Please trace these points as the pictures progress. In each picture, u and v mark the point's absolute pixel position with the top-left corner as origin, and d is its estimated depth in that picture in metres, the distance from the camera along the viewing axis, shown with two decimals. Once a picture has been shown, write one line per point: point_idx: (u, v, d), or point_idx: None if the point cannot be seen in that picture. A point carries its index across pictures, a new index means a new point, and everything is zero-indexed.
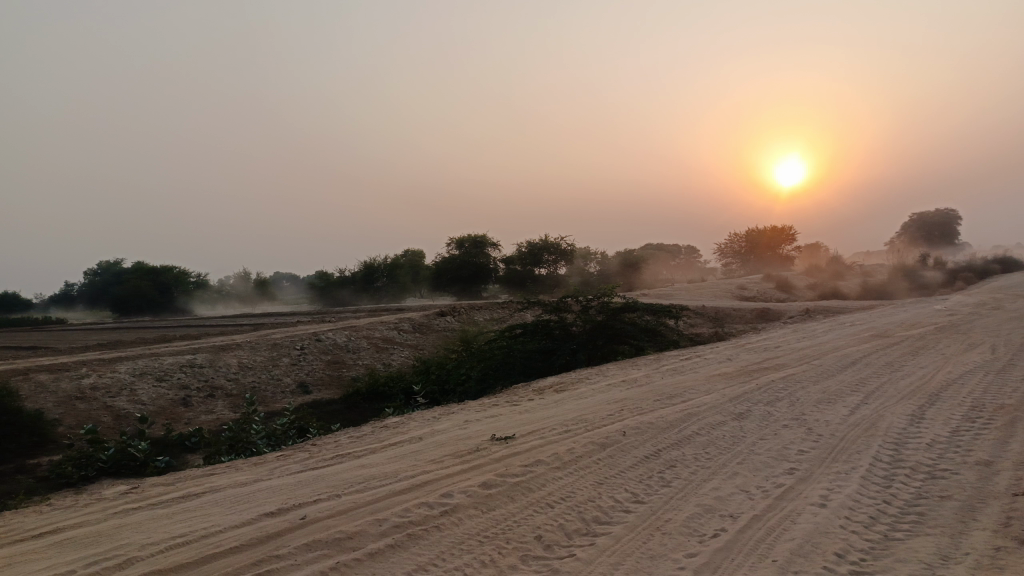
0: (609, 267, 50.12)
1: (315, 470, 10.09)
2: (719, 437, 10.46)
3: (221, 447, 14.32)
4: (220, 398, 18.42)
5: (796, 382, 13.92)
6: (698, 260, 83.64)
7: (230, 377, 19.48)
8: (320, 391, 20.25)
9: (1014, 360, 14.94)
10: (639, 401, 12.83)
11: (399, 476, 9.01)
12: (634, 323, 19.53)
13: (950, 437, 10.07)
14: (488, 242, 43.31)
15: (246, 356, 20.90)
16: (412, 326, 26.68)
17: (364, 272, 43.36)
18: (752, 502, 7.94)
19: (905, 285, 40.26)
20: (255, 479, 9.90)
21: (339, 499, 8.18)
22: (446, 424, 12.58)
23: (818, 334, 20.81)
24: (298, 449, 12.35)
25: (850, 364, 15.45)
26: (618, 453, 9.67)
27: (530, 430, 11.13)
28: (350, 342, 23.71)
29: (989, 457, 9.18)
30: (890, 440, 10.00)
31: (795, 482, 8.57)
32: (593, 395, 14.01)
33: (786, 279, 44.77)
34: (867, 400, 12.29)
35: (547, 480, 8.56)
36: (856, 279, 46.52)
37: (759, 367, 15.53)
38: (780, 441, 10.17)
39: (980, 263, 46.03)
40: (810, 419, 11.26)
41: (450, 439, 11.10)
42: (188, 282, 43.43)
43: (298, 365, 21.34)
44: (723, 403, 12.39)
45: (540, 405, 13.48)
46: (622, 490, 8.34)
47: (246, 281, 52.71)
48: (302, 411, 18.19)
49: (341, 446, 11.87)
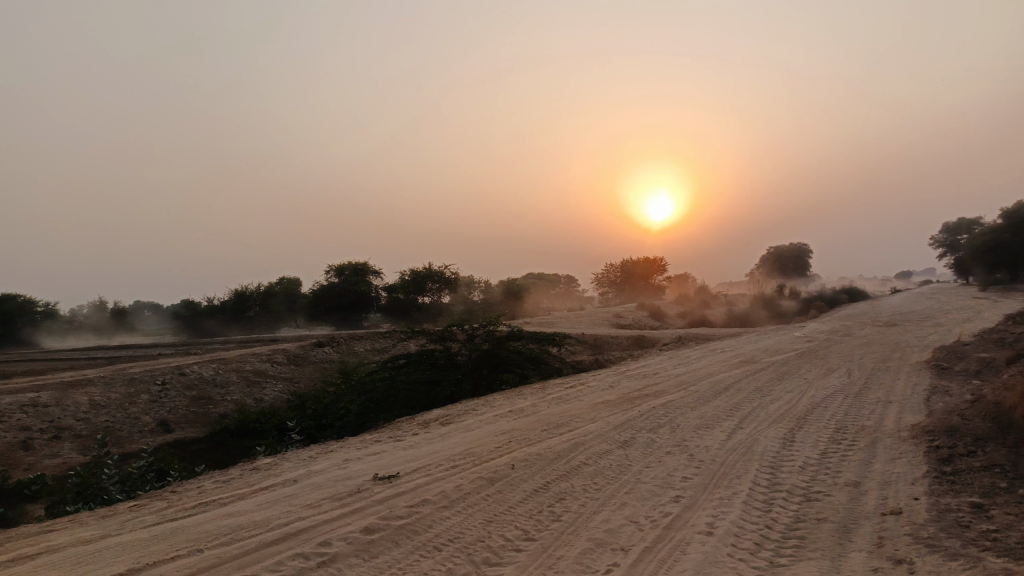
0: (492, 296, 49.67)
1: (175, 521, 8.45)
2: (606, 466, 9.75)
3: (67, 496, 12.26)
4: (67, 441, 15.94)
5: (675, 407, 13.59)
6: (576, 289, 85.17)
7: (80, 418, 16.95)
8: (184, 431, 18.06)
9: (868, 383, 15.42)
10: (527, 431, 12.02)
11: (271, 524, 7.65)
12: (520, 351, 18.83)
13: (820, 459, 9.84)
14: (370, 269, 41.63)
15: (99, 394, 18.32)
16: (287, 357, 24.70)
17: (235, 300, 40.50)
18: (642, 535, 7.23)
19: (766, 314, 42.35)
20: (103, 534, 8.11)
21: (202, 554, 6.76)
22: (325, 464, 11.20)
23: (693, 360, 20.97)
24: (159, 498, 10.54)
25: (724, 388, 15.41)
26: (507, 487, 8.75)
27: (416, 466, 10.03)
28: (219, 375, 21.50)
29: (856, 478, 8.95)
30: (766, 464, 9.63)
31: (681, 510, 7.99)
32: (481, 426, 13.07)
33: (660, 307, 46.01)
34: (742, 424, 12.03)
35: (434, 522, 7.54)
36: (722, 307, 48.55)
37: (640, 393, 15.18)
38: (664, 468, 9.58)
39: (829, 292, 49.34)
40: (691, 444, 10.79)
41: (329, 480, 9.78)
42: (34, 311, 38.61)
43: (160, 402, 18.96)
44: (608, 431, 11.75)
45: (425, 439, 12.37)
46: (512, 527, 7.45)
47: (101, 310, 47.97)
48: (165, 454, 16.11)
49: (205, 492, 10.20)
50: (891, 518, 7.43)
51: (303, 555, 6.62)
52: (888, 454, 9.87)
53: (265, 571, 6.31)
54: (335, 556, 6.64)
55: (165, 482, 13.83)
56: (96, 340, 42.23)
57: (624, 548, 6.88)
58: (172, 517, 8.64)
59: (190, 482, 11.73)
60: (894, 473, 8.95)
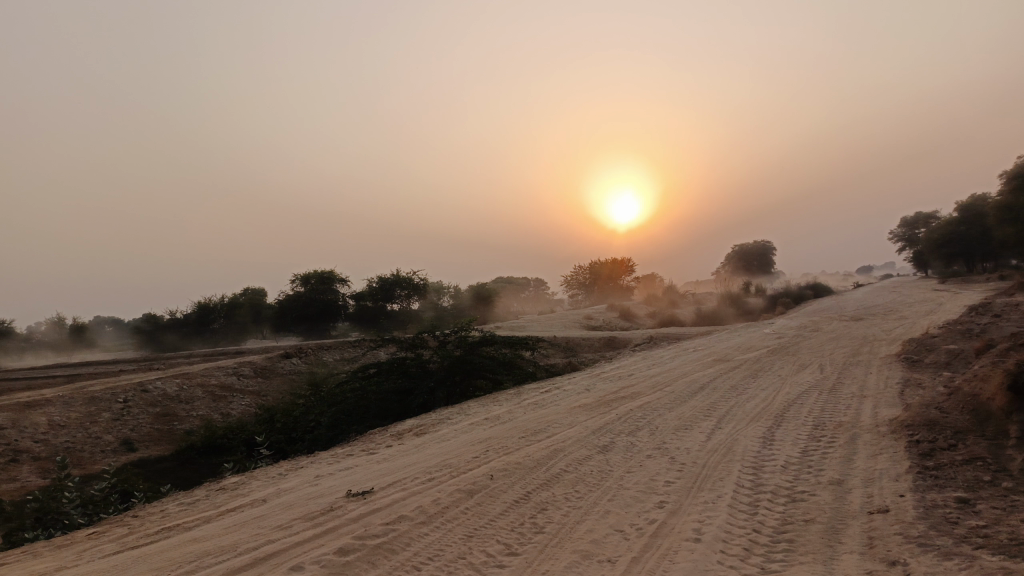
0: (461, 302, 48.58)
1: (136, 549, 7.27)
2: (588, 472, 8.56)
3: (25, 523, 10.99)
4: (25, 463, 14.60)
5: (652, 410, 12.53)
6: (545, 293, 84.41)
7: (38, 439, 15.55)
8: (148, 450, 16.73)
9: (841, 378, 14.50)
10: (504, 440, 10.95)
11: (238, 549, 6.52)
12: (492, 357, 17.77)
13: (803, 456, 8.53)
14: (337, 277, 40.25)
15: (57, 414, 16.89)
16: (254, 370, 23.40)
17: (198, 313, 38.91)
18: (629, 545, 6.15)
19: (734, 311, 41.88)
20: (58, 566, 6.88)
21: None
22: (294, 482, 10.07)
23: (666, 360, 20.09)
24: (119, 523, 9.32)
25: (699, 389, 14.43)
26: (485, 499, 7.64)
27: (390, 481, 8.95)
28: (183, 391, 20.11)
29: (841, 475, 7.66)
30: (749, 463, 8.37)
31: (667, 516, 6.84)
32: (457, 436, 12.03)
33: (629, 308, 45.36)
34: (721, 424, 10.87)
35: (412, 539, 6.51)
36: (690, 306, 48.05)
37: (616, 397, 14.16)
38: (647, 472, 8.36)
39: (794, 288, 49.10)
40: (672, 447, 9.55)
41: (299, 499, 8.67)
42: None
43: (122, 420, 17.59)
44: (586, 436, 10.65)
45: (399, 453, 11.29)
46: (494, 541, 6.39)
47: (59, 328, 45.92)
48: (128, 473, 14.83)
49: (170, 516, 9.01)
50: (880, 517, 6.28)
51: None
52: (870, 449, 8.52)
53: None
54: None
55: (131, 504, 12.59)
56: (56, 359, 40.28)
57: (610, 560, 5.85)
58: (134, 544, 7.46)
59: (154, 505, 10.49)
60: (877, 469, 7.65)
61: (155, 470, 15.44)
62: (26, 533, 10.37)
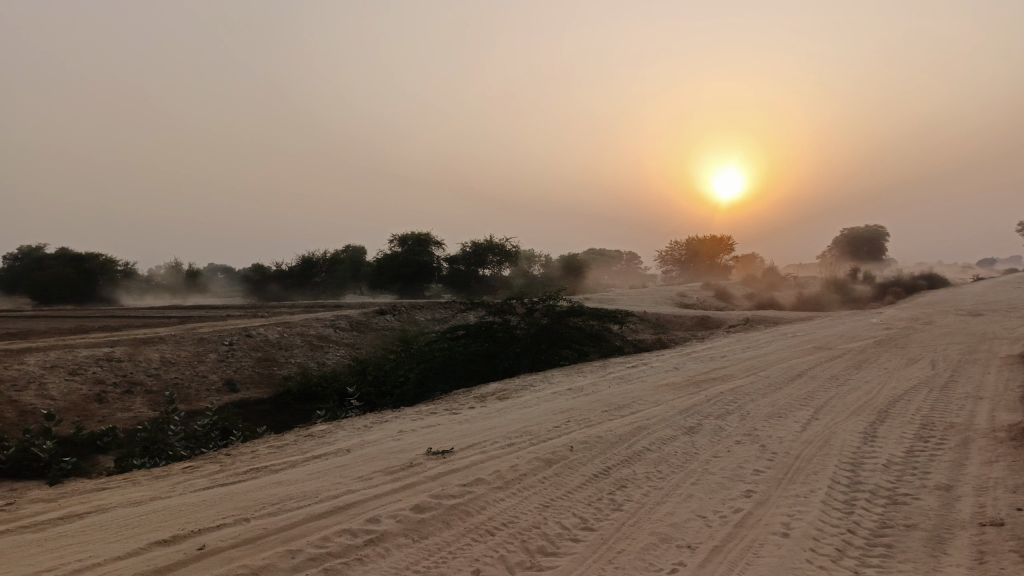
0: (554, 271, 47.96)
1: (224, 488, 7.00)
2: (672, 453, 7.76)
3: (133, 449, 11.26)
4: (138, 395, 15.14)
5: (744, 394, 11.51)
6: (639, 267, 82.57)
7: (151, 373, 16.09)
8: (249, 391, 17.08)
9: (955, 377, 12.92)
10: (586, 412, 10.25)
11: (322, 496, 6.04)
12: (580, 327, 17.06)
13: (906, 457, 7.40)
14: (433, 239, 40.39)
15: (170, 351, 17.46)
16: (350, 324, 23.63)
17: (302, 266, 40.09)
18: (710, 533, 5.36)
19: (838, 298, 39.33)
20: (154, 496, 6.62)
21: (247, 524, 5.23)
22: (378, 435, 9.75)
23: (762, 344, 18.80)
24: (215, 458, 9.32)
25: (796, 376, 13.22)
26: (564, 470, 6.96)
27: (469, 443, 8.43)
28: (284, 339, 20.46)
29: (950, 481, 6.53)
30: (846, 458, 7.34)
31: (754, 506, 5.97)
32: (539, 404, 11.42)
33: (726, 288, 43.44)
34: (818, 415, 9.75)
35: (489, 503, 5.91)
36: (791, 289, 45.58)
37: (707, 378, 13.19)
38: (734, 458, 7.46)
39: (906, 278, 45.70)
40: (763, 434, 8.57)
41: (381, 453, 8.29)
42: (115, 270, 38.86)
43: (227, 361, 18.01)
44: (671, 416, 9.81)
45: (481, 416, 10.79)
46: (571, 514, 5.71)
47: (176, 274, 48.42)
48: (228, 412, 15.14)
49: (259, 457, 8.84)
50: (994, 532, 5.23)
51: (349, 532, 5.12)
52: (983, 456, 7.31)
53: (310, 546, 4.86)
54: (383, 535, 5.13)
55: (230, 442, 12.72)
56: (171, 300, 42.46)
57: (690, 546, 5.11)
58: (223, 481, 7.25)
59: (249, 445, 10.47)
60: (993, 479, 6.50)
61: (253, 411, 15.72)
62: (135, 459, 10.60)
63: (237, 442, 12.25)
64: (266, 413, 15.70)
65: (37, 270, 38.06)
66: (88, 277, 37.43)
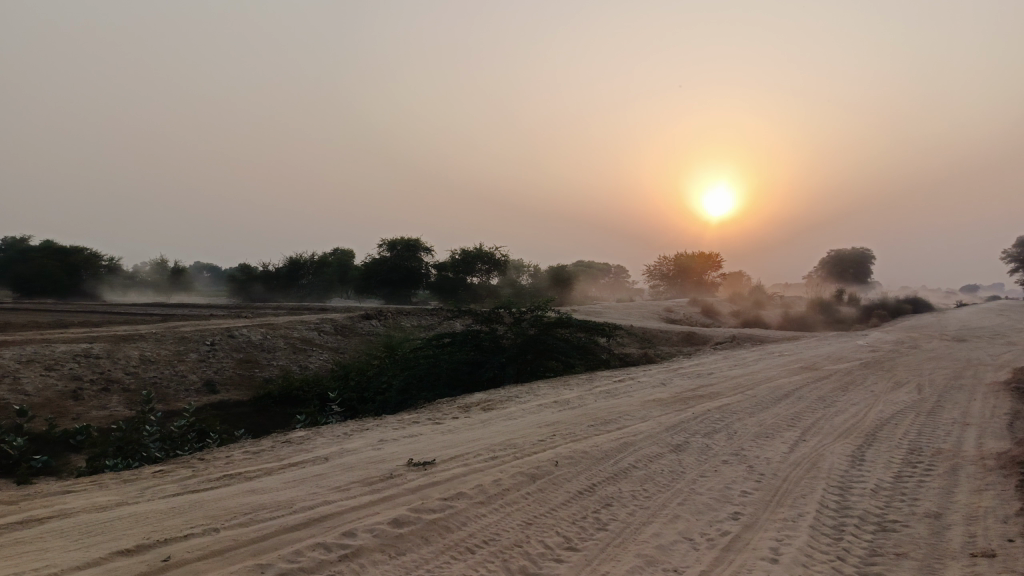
0: (542, 282, 47.31)
1: (196, 495, 6.21)
2: (658, 471, 7.07)
3: (107, 449, 10.45)
4: (115, 393, 14.29)
5: (731, 413, 10.87)
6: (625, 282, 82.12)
7: (129, 371, 15.25)
8: (229, 391, 16.25)
9: (942, 402, 12.34)
10: (572, 426, 9.56)
11: (296, 507, 5.26)
12: (567, 340, 16.39)
13: (895, 483, 6.74)
14: (422, 245, 39.68)
15: (149, 349, 16.61)
16: (334, 327, 22.83)
17: (289, 267, 39.25)
18: (698, 557, 4.68)
19: (824, 318, 38.97)
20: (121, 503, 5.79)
21: (216, 535, 4.46)
22: (359, 444, 8.99)
23: (749, 362, 18.23)
24: (187, 463, 8.52)
25: (783, 396, 12.60)
26: (547, 486, 6.23)
27: (451, 455, 7.69)
28: (266, 340, 19.63)
29: (939, 508, 5.87)
30: (833, 482, 6.66)
31: (741, 530, 5.27)
32: (523, 416, 10.71)
33: (713, 305, 42.99)
34: (806, 437, 9.11)
35: (470, 518, 5.17)
36: (777, 308, 45.20)
37: (694, 395, 12.54)
38: (720, 479, 6.77)
39: (890, 301, 45.46)
40: (750, 455, 7.91)
41: (361, 463, 7.53)
42: (98, 265, 37.77)
43: (208, 361, 17.15)
44: (658, 433, 9.14)
45: (464, 426, 10.05)
46: (554, 534, 5.00)
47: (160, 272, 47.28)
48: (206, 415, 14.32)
49: (237, 464, 8.05)
50: (986, 564, 4.59)
51: (322, 546, 4.38)
52: (972, 484, 6.68)
53: (280, 561, 4.12)
54: (358, 550, 4.40)
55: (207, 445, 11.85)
56: (153, 298, 41.39)
57: (677, 571, 4.44)
58: (194, 487, 6.48)
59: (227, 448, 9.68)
60: (984, 508, 5.84)
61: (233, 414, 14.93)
62: (110, 459, 9.79)
63: (214, 446, 11.45)
64: (245, 416, 14.89)
65: (18, 262, 36.83)
66: (70, 271, 36.25)
